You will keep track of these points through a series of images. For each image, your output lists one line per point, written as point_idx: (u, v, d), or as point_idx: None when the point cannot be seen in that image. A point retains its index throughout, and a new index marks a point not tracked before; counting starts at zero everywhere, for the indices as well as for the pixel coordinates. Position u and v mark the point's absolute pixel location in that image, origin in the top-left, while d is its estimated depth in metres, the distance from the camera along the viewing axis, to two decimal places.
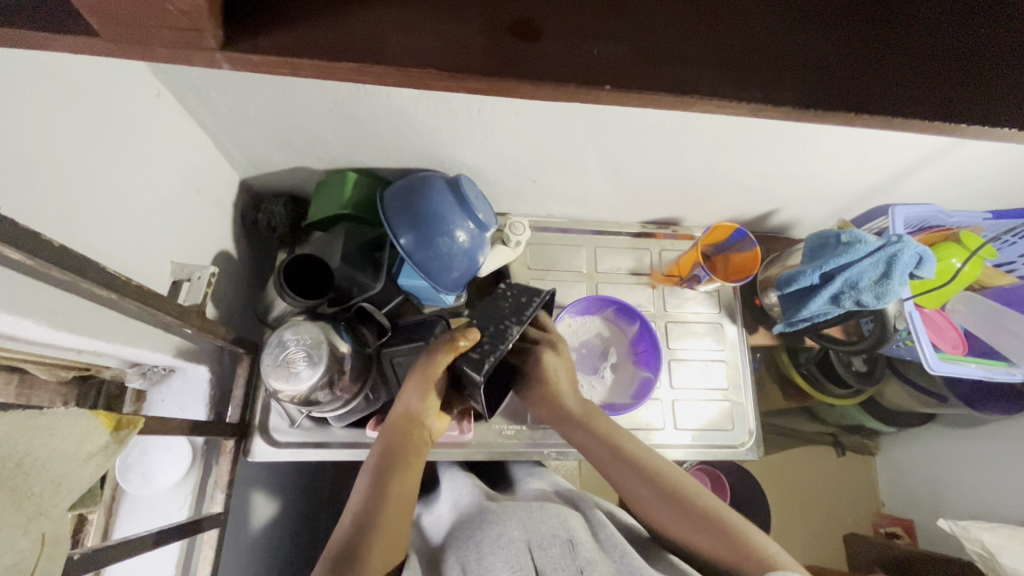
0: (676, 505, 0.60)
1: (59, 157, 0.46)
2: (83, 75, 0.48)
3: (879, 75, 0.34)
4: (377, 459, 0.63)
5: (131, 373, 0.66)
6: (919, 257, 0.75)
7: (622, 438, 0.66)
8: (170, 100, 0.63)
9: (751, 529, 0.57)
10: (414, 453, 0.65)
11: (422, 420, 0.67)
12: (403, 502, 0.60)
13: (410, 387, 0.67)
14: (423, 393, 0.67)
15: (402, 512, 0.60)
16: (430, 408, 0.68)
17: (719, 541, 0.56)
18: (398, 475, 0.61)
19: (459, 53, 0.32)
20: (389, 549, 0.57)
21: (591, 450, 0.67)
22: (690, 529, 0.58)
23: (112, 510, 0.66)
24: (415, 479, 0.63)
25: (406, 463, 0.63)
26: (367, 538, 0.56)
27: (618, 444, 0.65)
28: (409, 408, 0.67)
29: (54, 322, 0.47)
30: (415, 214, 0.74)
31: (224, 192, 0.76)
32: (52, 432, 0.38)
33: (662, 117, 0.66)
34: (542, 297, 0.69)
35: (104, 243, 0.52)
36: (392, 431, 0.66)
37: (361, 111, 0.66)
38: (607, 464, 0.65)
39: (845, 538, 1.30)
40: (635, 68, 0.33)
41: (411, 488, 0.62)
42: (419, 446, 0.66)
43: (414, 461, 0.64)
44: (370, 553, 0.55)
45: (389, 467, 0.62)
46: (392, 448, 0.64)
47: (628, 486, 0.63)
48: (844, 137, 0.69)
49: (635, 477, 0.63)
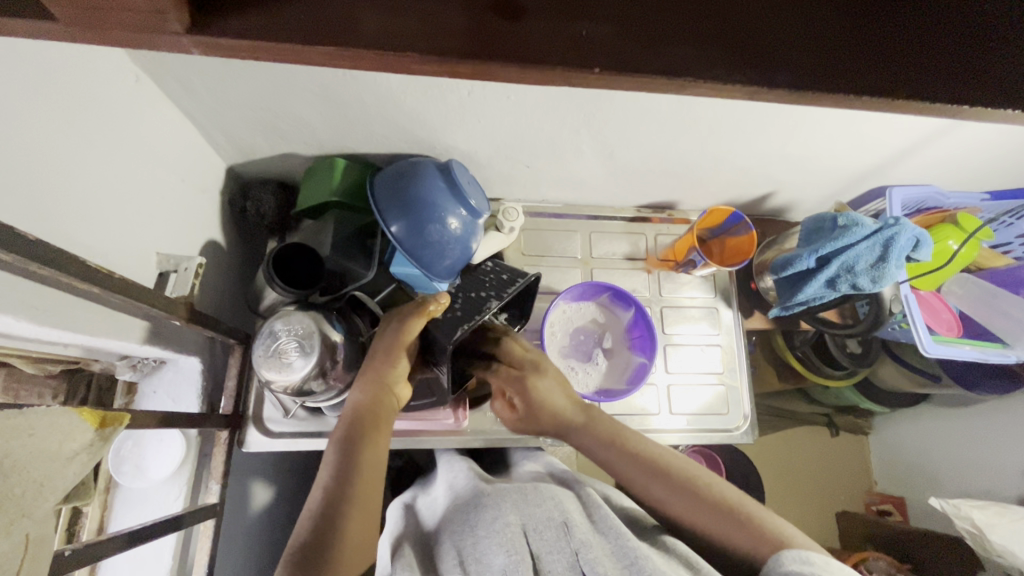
0: (684, 493, 0.60)
1: (35, 146, 0.44)
2: (54, 59, 0.46)
3: (880, 54, 0.33)
4: (344, 431, 0.62)
5: (120, 367, 0.65)
6: (915, 240, 0.75)
7: (625, 432, 0.67)
8: (149, 85, 0.60)
9: (755, 506, 0.59)
10: (382, 420, 0.64)
11: (390, 387, 0.66)
12: (374, 472, 0.60)
13: (376, 354, 0.67)
14: (391, 359, 0.67)
15: (370, 483, 0.59)
16: (398, 375, 0.67)
17: (717, 521, 0.58)
18: (367, 442, 0.61)
19: (441, 32, 0.30)
20: (364, 521, 0.56)
21: (598, 451, 0.66)
22: (690, 512, 0.59)
23: (107, 503, 0.66)
24: (384, 445, 0.62)
25: (374, 431, 0.62)
26: (339, 513, 0.55)
27: (622, 442, 0.65)
28: (377, 375, 0.66)
29: (33, 315, 0.46)
30: (406, 202, 0.72)
31: (210, 180, 0.75)
32: (31, 433, 0.38)
33: (657, 100, 0.65)
34: (523, 279, 0.74)
35: (86, 235, 0.51)
36: (357, 401, 0.65)
37: (347, 94, 0.64)
38: (615, 462, 0.64)
39: (837, 515, 1.32)
40: (625, 48, 0.31)
41: (380, 455, 0.61)
42: (387, 413, 0.65)
43: (382, 427, 0.63)
44: (344, 533, 0.54)
45: (357, 436, 0.61)
46: (359, 416, 0.63)
47: (637, 482, 0.63)
48: (844, 118, 0.68)
49: (639, 469, 0.63)
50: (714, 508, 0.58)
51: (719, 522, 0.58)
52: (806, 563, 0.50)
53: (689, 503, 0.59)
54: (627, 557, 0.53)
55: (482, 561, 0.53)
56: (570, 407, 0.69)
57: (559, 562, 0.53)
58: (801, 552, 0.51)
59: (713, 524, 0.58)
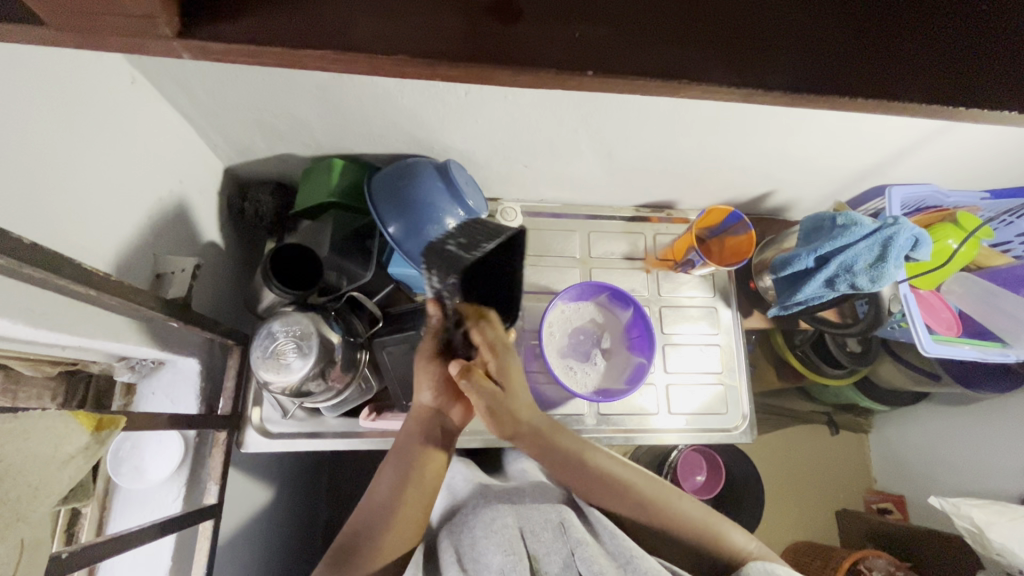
0: (651, 514, 0.60)
1: (31, 150, 0.44)
2: (50, 61, 0.46)
3: (876, 59, 0.33)
4: (395, 453, 0.62)
5: (119, 368, 0.65)
6: (914, 239, 0.75)
7: (590, 451, 0.63)
8: (146, 87, 0.60)
9: (724, 521, 0.60)
10: (436, 450, 0.62)
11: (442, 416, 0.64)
12: (423, 495, 0.60)
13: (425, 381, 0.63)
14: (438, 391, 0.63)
15: (415, 509, 0.59)
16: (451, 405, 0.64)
17: (694, 532, 0.59)
18: (417, 467, 0.60)
19: (433, 36, 0.30)
20: (404, 533, 0.58)
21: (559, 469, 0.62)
22: (668, 525, 0.60)
23: (106, 504, 0.66)
24: (435, 471, 0.61)
25: (425, 461, 0.61)
26: (380, 529, 0.57)
27: (585, 462, 0.62)
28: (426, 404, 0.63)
29: (29, 318, 0.46)
30: (403, 202, 0.72)
31: (208, 181, 0.74)
32: (26, 436, 0.38)
33: (655, 100, 0.64)
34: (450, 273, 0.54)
35: (83, 238, 0.51)
36: (410, 425, 0.64)
37: (344, 95, 0.64)
38: (577, 479, 0.62)
39: (837, 514, 1.32)
40: (620, 51, 0.31)
41: (432, 483, 0.61)
42: (439, 441, 0.63)
43: (434, 454, 0.62)
44: (381, 543, 0.56)
45: (407, 460, 0.61)
46: (408, 442, 0.62)
47: (595, 499, 0.61)
48: (844, 117, 0.67)
49: (602, 490, 0.61)
50: (693, 522, 0.59)
51: (696, 534, 0.59)
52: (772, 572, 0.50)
53: (667, 519, 0.59)
54: (624, 555, 0.54)
55: (479, 561, 0.53)
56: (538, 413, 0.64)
57: (555, 563, 0.54)
58: (768, 563, 0.52)
59: (689, 534, 0.59)
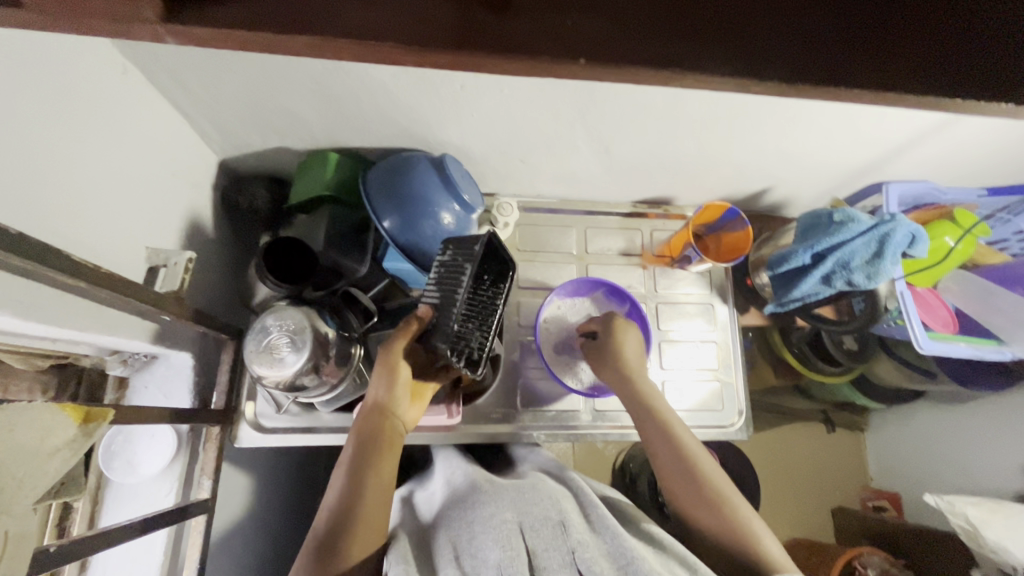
0: (708, 506, 0.61)
1: (18, 139, 0.43)
2: (39, 50, 0.46)
3: (864, 46, 0.32)
4: (349, 456, 0.61)
5: (111, 362, 0.64)
6: (911, 236, 0.74)
7: (670, 417, 0.68)
8: (137, 77, 0.60)
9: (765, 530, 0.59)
10: (386, 442, 0.62)
11: (392, 409, 0.65)
12: (378, 495, 0.59)
13: (376, 377, 0.66)
14: (389, 382, 0.65)
15: (375, 508, 0.58)
16: (399, 396, 0.65)
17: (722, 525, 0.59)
18: (369, 467, 0.60)
19: (421, 23, 0.30)
20: (369, 540, 0.56)
21: (647, 430, 0.68)
22: (708, 517, 0.60)
23: (97, 498, 0.66)
24: (389, 469, 0.61)
25: (377, 454, 0.61)
26: (342, 536, 0.55)
27: (667, 425, 0.67)
28: (378, 400, 0.65)
29: (19, 310, 0.45)
30: (398, 196, 0.72)
31: (201, 174, 0.74)
32: (11, 429, 0.37)
33: (652, 94, 0.64)
34: (484, 234, 0.66)
35: (74, 231, 0.50)
36: (362, 423, 0.63)
37: (338, 86, 0.63)
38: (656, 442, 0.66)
39: (833, 512, 1.32)
40: (613, 40, 0.31)
41: (387, 476, 0.60)
42: (392, 436, 0.63)
43: (385, 451, 0.62)
44: (346, 549, 0.55)
45: (362, 463, 0.60)
46: (361, 439, 0.62)
47: (666, 467, 0.65)
48: (842, 111, 0.67)
49: (673, 457, 0.64)
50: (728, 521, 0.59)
51: (725, 527, 0.59)
52: None
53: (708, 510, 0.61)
54: (625, 557, 0.52)
55: (476, 557, 0.52)
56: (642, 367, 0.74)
57: (554, 560, 0.52)
58: None
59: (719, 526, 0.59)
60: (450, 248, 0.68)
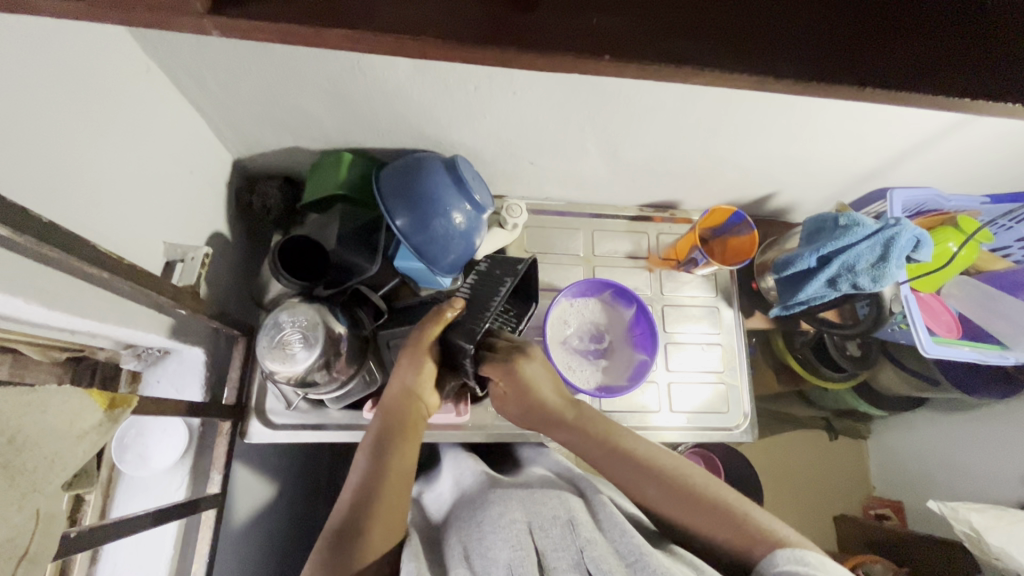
0: (687, 502, 0.59)
1: (45, 132, 0.45)
2: (67, 46, 0.47)
3: (871, 46, 0.33)
4: (374, 437, 0.62)
5: (125, 356, 0.65)
6: (916, 240, 0.75)
7: (618, 434, 0.66)
8: (158, 75, 0.61)
9: (753, 507, 0.59)
10: (411, 427, 0.64)
11: (418, 395, 0.67)
12: (402, 479, 0.60)
13: (404, 362, 0.67)
14: (417, 367, 0.67)
15: (399, 490, 0.59)
16: (426, 382, 0.67)
17: (710, 519, 0.58)
18: (394, 450, 0.61)
19: (452, 19, 0.31)
20: (390, 528, 0.56)
21: (591, 456, 0.65)
22: (690, 516, 0.59)
23: (109, 491, 0.66)
24: (414, 453, 0.63)
25: (403, 436, 0.63)
26: (367, 515, 0.56)
27: (615, 444, 0.65)
28: (405, 384, 0.66)
29: (45, 299, 0.46)
30: (411, 196, 0.73)
31: (216, 172, 0.75)
32: (44, 409, 0.38)
33: (662, 98, 0.65)
34: (531, 257, 0.72)
35: (94, 222, 0.51)
36: (388, 407, 0.65)
37: (354, 87, 0.65)
38: (610, 464, 0.64)
39: (835, 519, 1.32)
40: (636, 38, 0.32)
41: (411, 459, 0.62)
42: (416, 421, 0.65)
43: (410, 436, 0.63)
44: (371, 528, 0.55)
45: (388, 443, 0.61)
46: (387, 424, 0.63)
47: (630, 483, 0.62)
48: (848, 117, 0.68)
49: (632, 469, 0.62)
50: (715, 512, 0.58)
51: (714, 519, 0.57)
52: (801, 562, 0.50)
53: (691, 509, 0.59)
54: (633, 554, 0.53)
55: (486, 556, 0.52)
56: (560, 402, 0.69)
57: (563, 560, 0.52)
58: (796, 551, 0.52)
59: (712, 525, 0.57)
60: (486, 261, 0.74)
